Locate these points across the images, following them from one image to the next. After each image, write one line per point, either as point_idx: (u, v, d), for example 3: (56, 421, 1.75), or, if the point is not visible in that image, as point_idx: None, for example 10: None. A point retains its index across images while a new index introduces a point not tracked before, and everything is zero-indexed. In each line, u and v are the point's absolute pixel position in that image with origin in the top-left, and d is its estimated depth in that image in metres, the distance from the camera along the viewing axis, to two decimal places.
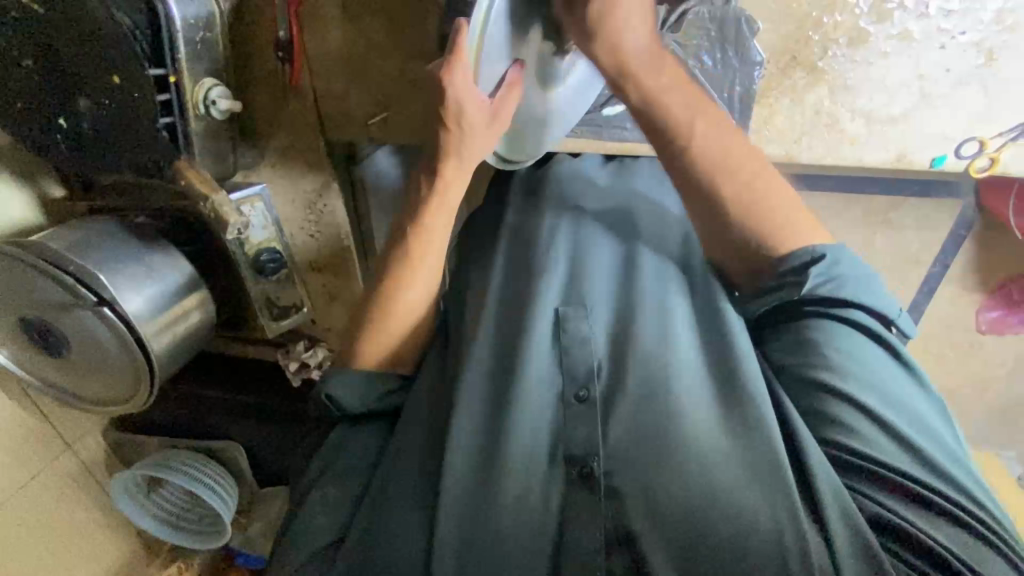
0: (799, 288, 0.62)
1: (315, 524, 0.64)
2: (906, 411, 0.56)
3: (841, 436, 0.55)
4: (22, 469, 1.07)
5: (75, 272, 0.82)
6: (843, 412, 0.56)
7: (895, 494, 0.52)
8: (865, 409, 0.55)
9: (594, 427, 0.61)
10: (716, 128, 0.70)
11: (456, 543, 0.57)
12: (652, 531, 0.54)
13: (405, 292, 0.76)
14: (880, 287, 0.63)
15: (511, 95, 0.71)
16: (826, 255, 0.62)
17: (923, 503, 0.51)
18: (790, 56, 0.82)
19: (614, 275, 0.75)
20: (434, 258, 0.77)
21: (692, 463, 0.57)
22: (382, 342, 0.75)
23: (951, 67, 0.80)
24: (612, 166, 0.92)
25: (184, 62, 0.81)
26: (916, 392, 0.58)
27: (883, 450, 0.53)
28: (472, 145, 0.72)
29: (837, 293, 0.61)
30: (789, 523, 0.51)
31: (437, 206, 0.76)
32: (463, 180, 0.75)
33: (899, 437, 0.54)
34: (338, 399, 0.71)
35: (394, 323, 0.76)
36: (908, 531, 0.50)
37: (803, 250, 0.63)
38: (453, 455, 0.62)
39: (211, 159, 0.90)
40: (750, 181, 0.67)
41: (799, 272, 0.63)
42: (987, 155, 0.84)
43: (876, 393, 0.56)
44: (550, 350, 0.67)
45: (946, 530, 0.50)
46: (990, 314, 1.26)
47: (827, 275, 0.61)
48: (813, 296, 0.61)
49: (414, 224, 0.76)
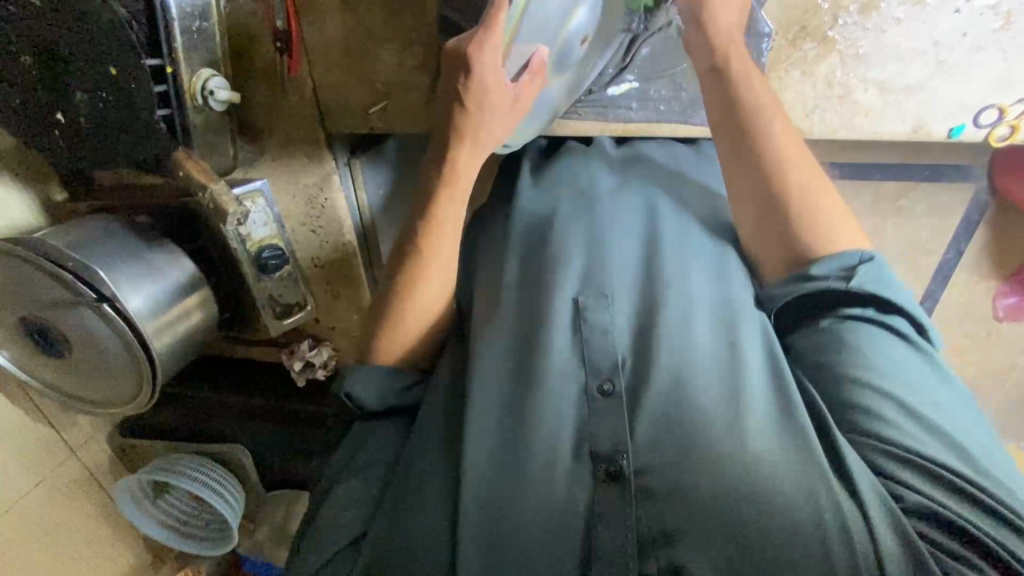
0: (847, 281, 0.60)
1: (338, 520, 0.63)
2: (938, 405, 0.55)
3: (878, 428, 0.54)
4: (26, 476, 1.05)
5: (74, 268, 0.80)
6: (878, 404, 0.55)
7: (935, 484, 0.50)
8: (901, 403, 0.54)
9: (621, 422, 0.59)
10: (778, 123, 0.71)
11: (481, 541, 0.56)
12: (689, 525, 0.54)
13: (423, 288, 0.72)
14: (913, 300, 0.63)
15: (533, 82, 0.72)
16: (875, 259, 0.62)
17: (962, 492, 0.49)
18: (799, 26, 0.80)
19: (638, 264, 0.71)
20: (450, 246, 0.73)
21: (724, 451, 0.55)
22: (404, 340, 0.73)
23: (967, 32, 0.78)
24: (624, 151, 0.88)
25: (180, 50, 0.79)
26: (951, 392, 0.57)
27: (922, 442, 0.52)
28: (489, 129, 0.71)
29: (880, 296, 0.60)
30: (831, 518, 0.49)
31: (448, 195, 0.73)
32: (475, 167, 0.73)
33: (935, 430, 0.53)
34: (358, 398, 0.69)
35: (409, 317, 0.72)
36: (949, 518, 0.48)
37: (853, 252, 0.62)
38: (472, 448, 0.60)
39: (212, 153, 0.89)
40: (802, 185, 0.67)
41: (849, 269, 0.61)
42: (1007, 123, 0.82)
43: (912, 390, 0.55)
44: (569, 338, 0.65)
45: (990, 525, 0.48)
46: (1007, 301, 1.22)
47: (875, 276, 0.61)
48: (859, 293, 0.60)
49: (425, 217, 0.73)
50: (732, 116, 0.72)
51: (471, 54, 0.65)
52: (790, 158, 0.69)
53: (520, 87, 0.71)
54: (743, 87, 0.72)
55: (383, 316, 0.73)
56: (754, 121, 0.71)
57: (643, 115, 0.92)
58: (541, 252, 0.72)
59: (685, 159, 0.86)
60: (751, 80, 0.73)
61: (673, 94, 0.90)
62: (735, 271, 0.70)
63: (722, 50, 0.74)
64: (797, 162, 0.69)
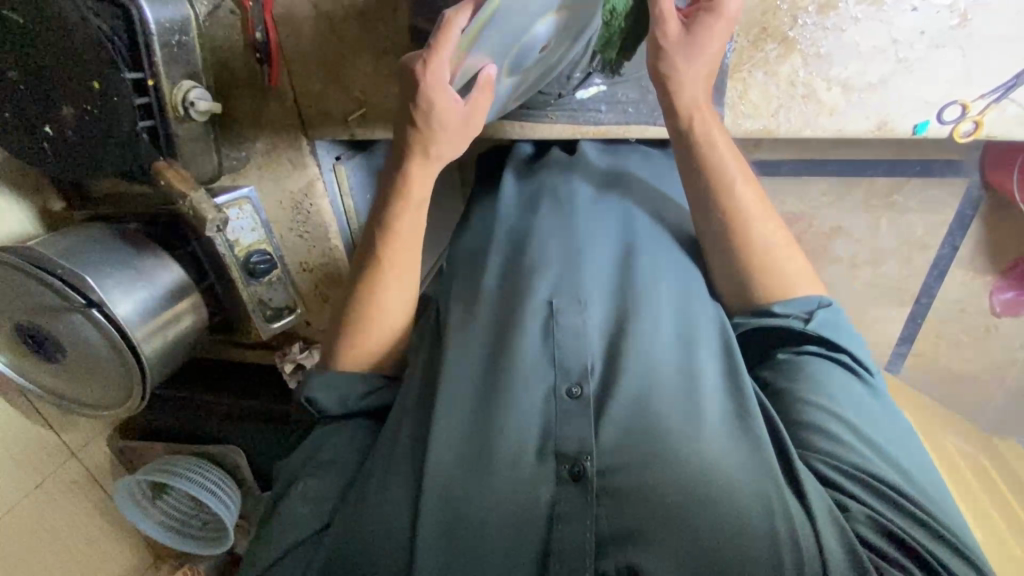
0: (806, 321, 0.65)
1: (299, 514, 0.63)
2: (884, 430, 0.59)
3: (827, 444, 0.58)
4: (27, 477, 1.09)
5: (62, 274, 0.84)
6: (829, 424, 0.58)
7: (876, 498, 0.54)
8: (847, 422, 0.58)
9: (586, 426, 0.60)
10: (749, 182, 0.73)
11: (438, 537, 0.56)
12: (646, 527, 0.54)
13: (386, 293, 0.75)
14: (860, 340, 0.68)
15: (482, 101, 0.71)
16: (832, 305, 0.67)
17: (902, 507, 0.53)
18: (761, 27, 0.81)
19: (608, 271, 0.72)
20: (409, 255, 0.77)
21: (684, 454, 0.56)
22: (360, 351, 0.75)
23: (925, 30, 0.78)
24: (607, 156, 0.89)
25: (161, 66, 0.82)
26: (893, 419, 0.62)
27: (866, 459, 0.56)
28: (439, 147, 0.73)
29: (835, 337, 0.65)
30: (779, 515, 0.52)
31: (402, 207, 0.75)
32: (429, 180, 0.75)
33: (879, 451, 0.57)
34: (317, 401, 0.72)
35: (373, 326, 0.75)
36: (889, 527, 0.52)
37: (812, 297, 0.67)
38: (437, 445, 0.61)
39: (194, 163, 0.93)
40: (769, 244, 0.70)
41: (807, 312, 0.66)
42: (970, 119, 0.82)
43: (860, 416, 0.59)
44: (540, 341, 0.66)
45: (924, 537, 0.52)
46: (1004, 296, 1.19)
47: (827, 319, 0.65)
48: (812, 334, 0.64)
49: (383, 226, 0.76)
50: (698, 171, 0.73)
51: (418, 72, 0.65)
52: (747, 211, 0.71)
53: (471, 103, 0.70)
54: (705, 146, 0.73)
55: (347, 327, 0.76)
56: (720, 172, 0.72)
57: (613, 117, 0.91)
58: (517, 258, 0.74)
59: (661, 166, 0.89)
60: (713, 138, 0.73)
61: (641, 97, 0.90)
62: (692, 282, 0.73)
63: (687, 112, 0.73)
64: (763, 216, 0.72)
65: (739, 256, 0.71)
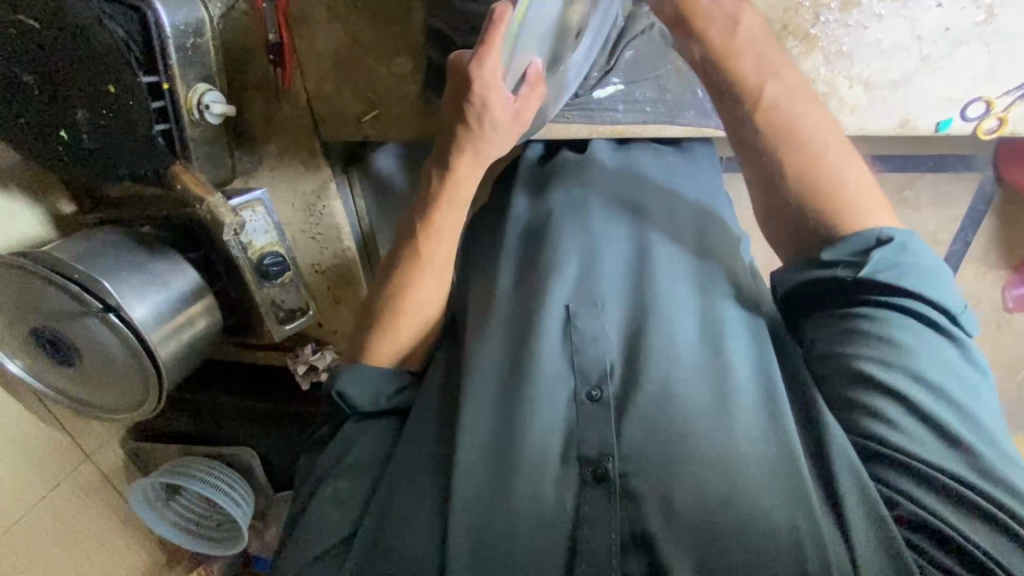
0: (857, 270, 0.58)
1: (326, 518, 0.63)
2: (955, 400, 0.53)
3: (877, 426, 0.54)
4: (43, 481, 1.09)
5: (80, 279, 0.83)
6: (882, 404, 0.54)
7: (928, 489, 0.51)
8: (905, 400, 0.53)
9: (607, 428, 0.60)
10: (809, 127, 0.63)
11: (469, 537, 0.57)
12: (668, 534, 0.54)
13: (419, 289, 0.74)
14: (947, 281, 0.59)
15: (535, 91, 0.73)
16: (895, 239, 0.58)
17: (959, 498, 0.50)
18: (782, 25, 0.80)
19: (626, 272, 0.72)
20: (445, 253, 0.75)
21: (708, 461, 0.56)
22: (401, 339, 0.74)
23: (949, 27, 0.78)
24: (620, 154, 0.88)
25: (176, 68, 0.83)
26: (970, 379, 0.55)
27: (922, 442, 0.52)
28: (490, 142, 0.72)
29: (897, 281, 0.57)
30: (807, 524, 0.51)
31: (447, 202, 0.74)
32: (475, 177, 0.74)
33: (942, 428, 0.52)
34: (349, 396, 0.70)
35: (405, 322, 0.74)
36: (937, 526, 0.49)
37: (870, 231, 0.59)
38: (462, 453, 0.61)
39: (211, 165, 0.94)
40: (833, 190, 0.62)
41: (862, 255, 0.58)
42: (994, 116, 0.81)
43: (923, 385, 0.53)
44: (560, 347, 0.66)
45: (982, 531, 0.49)
46: (1016, 291, 1.17)
47: (895, 258, 0.57)
48: (869, 281, 0.57)
49: (422, 220, 0.75)
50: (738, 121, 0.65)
51: (472, 70, 0.66)
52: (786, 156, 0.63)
53: (523, 98, 0.72)
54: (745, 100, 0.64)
55: (378, 321, 0.74)
56: (777, 128, 0.63)
57: (631, 117, 0.90)
58: (534, 259, 0.73)
59: (674, 158, 0.88)
60: (732, 65, 0.64)
61: (657, 96, 0.89)
62: (715, 279, 0.71)
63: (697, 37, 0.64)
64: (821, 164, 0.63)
65: (803, 230, 0.64)
